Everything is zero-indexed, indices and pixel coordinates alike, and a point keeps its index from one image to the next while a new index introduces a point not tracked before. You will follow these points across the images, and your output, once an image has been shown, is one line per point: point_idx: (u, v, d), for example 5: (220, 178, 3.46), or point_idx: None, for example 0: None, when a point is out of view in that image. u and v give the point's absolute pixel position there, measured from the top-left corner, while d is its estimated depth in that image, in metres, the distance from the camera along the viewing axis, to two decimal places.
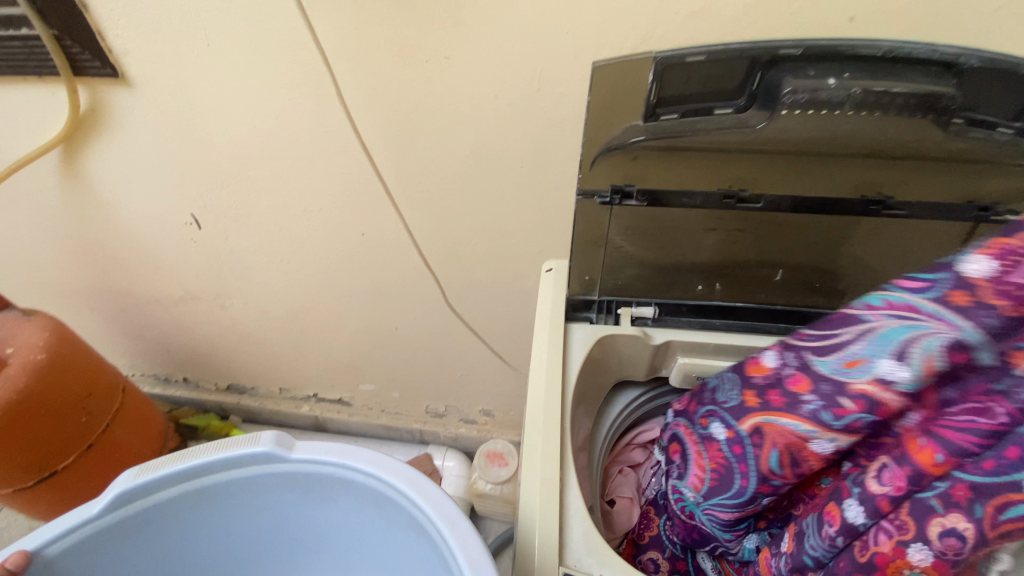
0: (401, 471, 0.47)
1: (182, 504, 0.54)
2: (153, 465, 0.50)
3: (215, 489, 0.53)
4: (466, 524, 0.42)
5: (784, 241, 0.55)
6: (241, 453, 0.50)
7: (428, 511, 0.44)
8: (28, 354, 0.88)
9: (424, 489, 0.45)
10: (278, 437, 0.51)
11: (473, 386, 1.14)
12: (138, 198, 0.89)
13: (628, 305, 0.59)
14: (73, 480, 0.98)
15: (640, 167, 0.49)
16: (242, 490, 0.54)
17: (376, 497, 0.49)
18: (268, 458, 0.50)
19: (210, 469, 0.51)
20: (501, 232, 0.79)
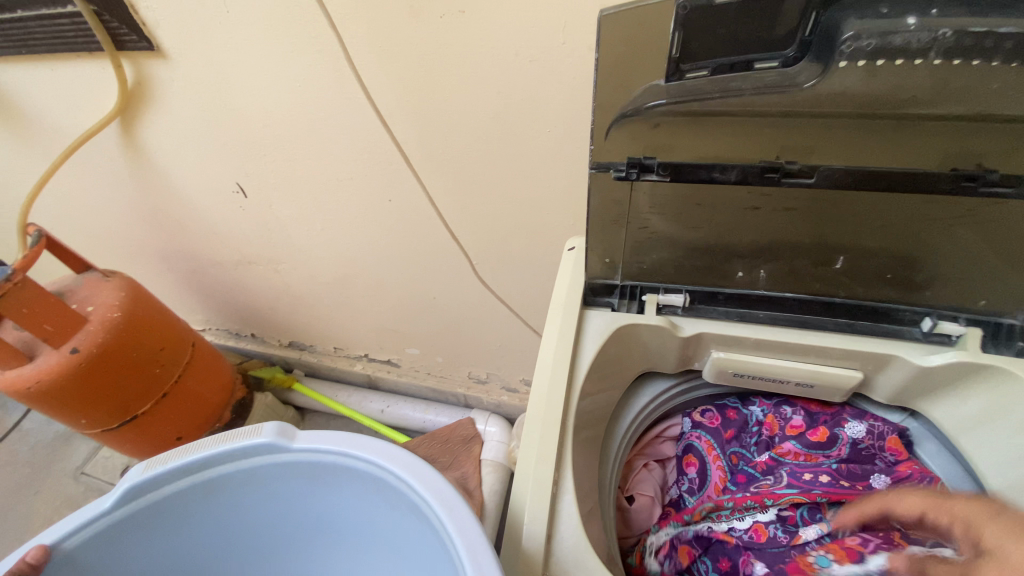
0: (403, 460, 0.46)
1: (189, 497, 0.56)
2: (159, 460, 0.53)
3: (219, 482, 0.55)
4: (468, 515, 0.40)
5: (847, 222, 0.47)
6: (243, 444, 0.52)
7: (426, 496, 0.43)
8: (106, 313, 0.97)
9: (420, 474, 0.45)
10: (279, 428, 0.52)
11: (512, 356, 1.12)
12: (189, 167, 0.92)
13: (655, 292, 0.54)
14: (151, 423, 1.10)
15: (662, 135, 0.44)
16: (247, 479, 0.56)
17: (376, 483, 0.49)
18: (268, 450, 0.52)
19: (213, 462, 0.53)
20: (532, 203, 0.73)
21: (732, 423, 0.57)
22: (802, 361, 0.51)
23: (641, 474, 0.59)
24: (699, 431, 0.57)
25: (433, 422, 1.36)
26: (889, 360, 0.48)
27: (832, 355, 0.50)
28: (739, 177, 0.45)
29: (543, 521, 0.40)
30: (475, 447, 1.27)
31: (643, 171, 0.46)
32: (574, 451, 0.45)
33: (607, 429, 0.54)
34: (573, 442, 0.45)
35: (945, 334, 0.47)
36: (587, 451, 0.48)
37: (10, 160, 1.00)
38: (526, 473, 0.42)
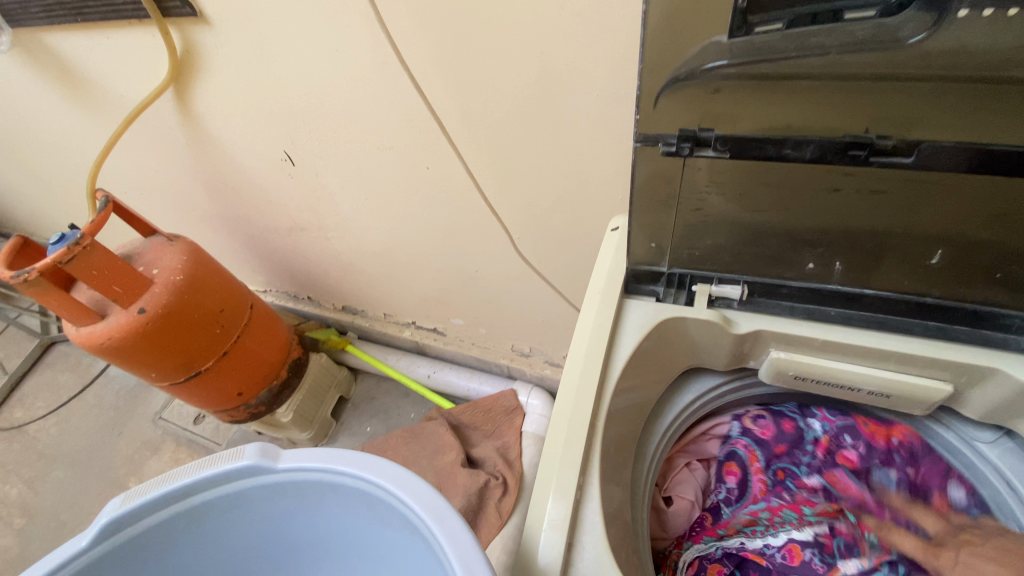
0: (392, 472, 0.44)
1: (174, 529, 0.50)
2: (138, 491, 0.48)
3: (203, 511, 0.50)
4: (460, 527, 0.39)
5: (951, 209, 0.39)
6: (226, 469, 0.47)
7: (416, 509, 0.41)
8: (170, 276, 1.03)
9: (411, 487, 0.43)
10: (263, 448, 0.48)
11: (556, 331, 1.09)
12: (238, 136, 0.93)
13: (707, 283, 0.49)
14: (213, 379, 1.17)
15: (723, 103, 0.38)
16: (234, 506, 0.51)
17: (368, 499, 0.47)
18: (254, 471, 0.48)
19: (196, 489, 0.48)
20: (578, 175, 0.68)
21: (786, 437, 0.53)
22: (878, 367, 0.45)
23: (681, 475, 0.55)
24: (746, 439, 0.54)
25: (476, 391, 1.36)
26: (986, 373, 0.41)
27: (914, 364, 0.43)
28: (816, 154, 0.38)
29: (563, 529, 0.38)
30: (517, 418, 1.27)
31: (697, 145, 0.40)
32: (602, 455, 0.42)
33: (643, 429, 0.50)
34: (602, 445, 0.43)
35: None
36: (617, 454, 0.45)
37: (82, 128, 1.05)
38: (548, 477, 0.40)
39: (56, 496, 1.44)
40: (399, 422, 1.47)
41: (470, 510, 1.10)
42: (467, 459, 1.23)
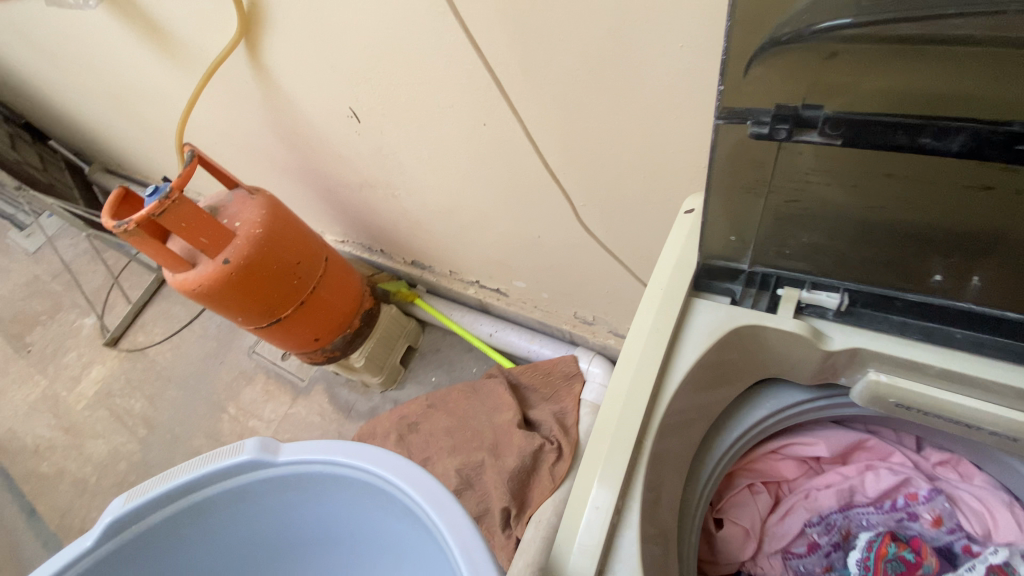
0: (387, 461, 0.47)
1: (175, 529, 0.52)
2: (141, 490, 0.50)
3: (205, 508, 0.52)
4: (458, 509, 0.43)
5: None
6: (226, 465, 0.50)
7: (419, 499, 0.44)
8: (250, 229, 1.08)
9: (410, 476, 0.46)
10: (263, 443, 0.51)
11: (622, 303, 1.02)
12: (306, 91, 0.92)
13: (796, 287, 0.43)
14: (294, 325, 1.24)
15: (837, 72, 0.32)
16: (236, 502, 0.52)
17: (368, 489, 0.49)
18: (256, 466, 0.50)
19: (199, 485, 0.50)
20: (653, 139, 0.59)
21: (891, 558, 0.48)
22: (1008, 406, 0.37)
23: (739, 498, 0.54)
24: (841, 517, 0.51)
25: (537, 353, 1.34)
26: None
27: None
28: (966, 147, 0.31)
29: (595, 556, 0.36)
30: (576, 385, 1.24)
31: (799, 127, 0.34)
32: (646, 477, 0.39)
33: (703, 441, 0.47)
34: (647, 466, 0.39)
35: None
36: (665, 471, 0.42)
37: (173, 82, 1.11)
38: (583, 496, 0.38)
39: (170, 412, 1.66)
40: (462, 375, 1.50)
41: (523, 471, 1.12)
42: (524, 420, 1.23)
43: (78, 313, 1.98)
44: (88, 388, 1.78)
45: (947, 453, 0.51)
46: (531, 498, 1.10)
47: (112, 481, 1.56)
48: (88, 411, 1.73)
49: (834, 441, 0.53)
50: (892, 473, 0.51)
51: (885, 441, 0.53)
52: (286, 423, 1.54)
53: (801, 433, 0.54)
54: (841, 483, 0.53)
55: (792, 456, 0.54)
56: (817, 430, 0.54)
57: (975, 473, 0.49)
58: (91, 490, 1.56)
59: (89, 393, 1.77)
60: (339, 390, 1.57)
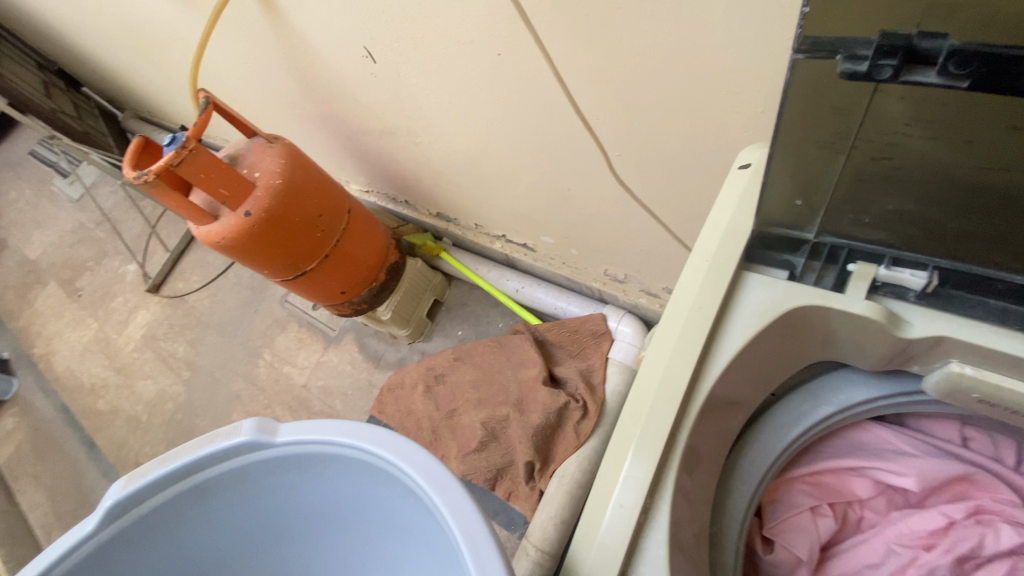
0: (386, 439, 0.45)
1: (179, 507, 0.52)
2: (141, 473, 0.50)
3: (208, 488, 0.52)
4: (461, 494, 0.41)
5: None
6: (224, 446, 0.49)
7: (420, 482, 0.42)
8: (270, 179, 1.05)
9: (411, 456, 0.44)
10: (260, 424, 0.50)
11: (656, 261, 0.96)
12: (319, 29, 0.85)
13: (872, 262, 0.37)
14: (321, 278, 1.23)
15: None
16: (238, 480, 0.52)
17: (368, 468, 0.48)
18: (253, 446, 0.49)
19: (198, 467, 0.50)
20: (703, 80, 0.52)
21: None
22: None
23: (799, 520, 0.50)
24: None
25: (565, 311, 1.30)
26: None
27: None
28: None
29: (619, 558, 0.34)
30: (605, 343, 1.19)
31: (908, 65, 0.26)
32: (677, 476, 0.36)
33: (744, 425, 0.46)
34: (680, 461, 0.36)
35: None
36: (698, 466, 0.39)
37: (185, 23, 1.05)
38: (607, 493, 0.36)
39: (209, 357, 1.72)
40: (488, 331, 1.48)
41: (548, 427, 1.10)
42: (550, 376, 1.20)
43: (121, 259, 2.04)
44: (135, 332, 1.86)
45: None
46: (555, 454, 1.09)
47: (161, 420, 1.65)
48: (136, 352, 1.81)
49: (931, 474, 0.47)
50: (1014, 529, 0.45)
51: (989, 470, 0.47)
52: (318, 371, 1.58)
53: (884, 456, 0.49)
54: (941, 522, 0.47)
55: (871, 477, 0.50)
56: (905, 457, 0.48)
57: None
58: (143, 427, 1.66)
59: (136, 336, 1.85)
60: (367, 340, 1.58)
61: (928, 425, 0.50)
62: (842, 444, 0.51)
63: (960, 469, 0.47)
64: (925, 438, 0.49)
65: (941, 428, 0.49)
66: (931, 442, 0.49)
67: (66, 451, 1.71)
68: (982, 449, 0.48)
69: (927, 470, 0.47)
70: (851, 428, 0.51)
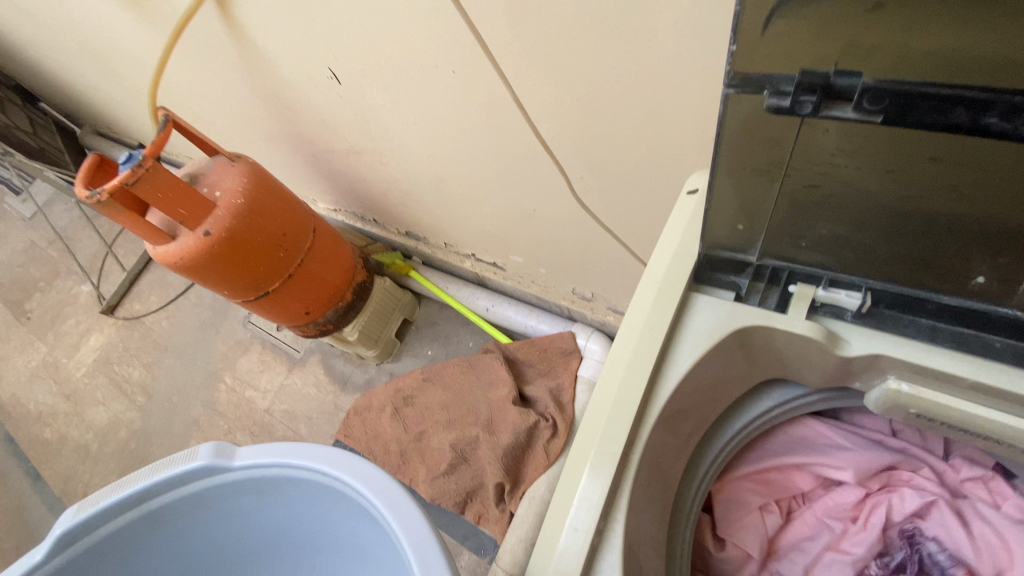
0: (345, 461, 0.44)
1: (132, 537, 0.49)
2: (91, 501, 0.47)
3: (162, 515, 0.49)
4: (416, 514, 0.40)
5: None
6: (179, 471, 0.47)
7: (377, 503, 0.41)
8: (231, 199, 1.03)
9: (367, 477, 0.43)
10: (217, 447, 0.48)
11: (621, 280, 0.97)
12: (282, 49, 0.85)
13: (811, 284, 0.38)
14: (285, 298, 1.20)
15: (883, 27, 0.26)
16: (195, 506, 0.50)
17: (326, 490, 0.46)
18: (209, 471, 0.47)
19: (152, 493, 0.48)
20: (656, 107, 0.54)
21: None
22: None
23: (748, 520, 0.50)
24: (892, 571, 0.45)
25: (534, 329, 1.30)
26: None
27: None
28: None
29: None
30: (574, 362, 1.20)
31: (827, 100, 0.29)
32: (631, 496, 0.36)
33: (700, 444, 0.46)
34: (633, 483, 0.36)
35: None
36: (653, 485, 0.39)
37: (145, 40, 1.04)
38: (561, 516, 0.35)
39: (166, 381, 1.65)
40: (458, 350, 1.47)
41: (518, 448, 1.09)
42: (520, 396, 1.19)
43: (75, 279, 1.95)
44: (86, 356, 1.77)
45: (983, 468, 0.46)
46: (525, 475, 1.08)
47: (113, 448, 1.57)
48: (87, 377, 1.72)
49: (863, 463, 0.48)
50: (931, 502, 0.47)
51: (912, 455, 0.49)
52: (281, 395, 1.53)
53: (822, 450, 0.50)
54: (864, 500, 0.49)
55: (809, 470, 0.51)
56: (841, 449, 0.49)
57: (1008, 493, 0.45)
58: (93, 457, 1.57)
59: (87, 360, 1.76)
60: (334, 361, 1.55)
61: (860, 417, 0.51)
62: (783, 440, 0.51)
63: (888, 457, 0.48)
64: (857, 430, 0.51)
65: (871, 420, 0.51)
66: (861, 431, 0.50)
67: (8, 484, 1.61)
68: (910, 438, 0.50)
69: (859, 459, 0.48)
70: (790, 422, 0.51)
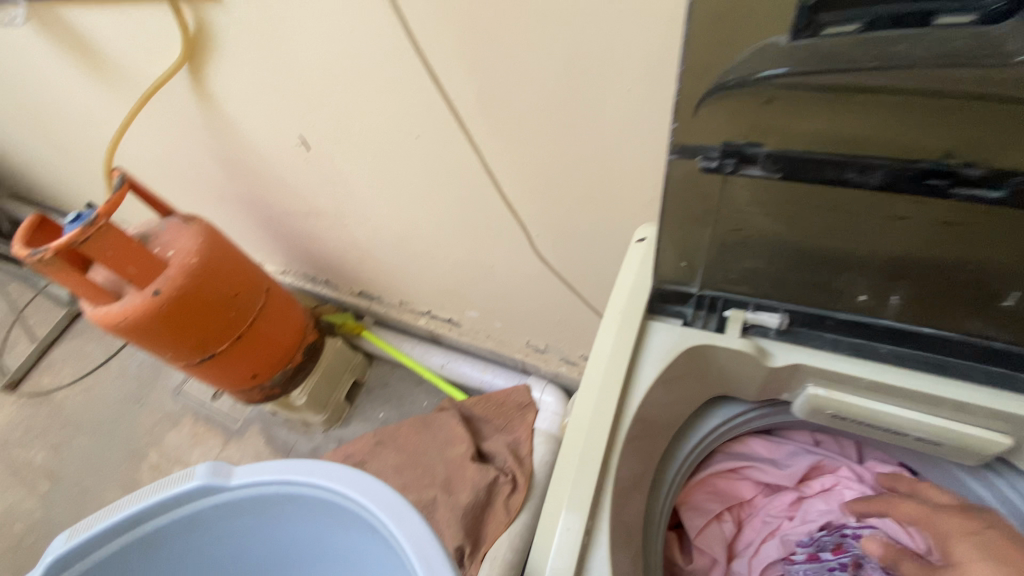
0: (347, 477, 0.48)
1: (143, 547, 0.54)
2: (98, 517, 0.51)
3: (170, 528, 0.54)
4: (415, 518, 0.44)
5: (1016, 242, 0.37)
6: (181, 489, 0.51)
7: (376, 511, 0.45)
8: (185, 258, 1.01)
9: (369, 489, 0.46)
10: (214, 467, 0.52)
11: (574, 331, 1.04)
12: (253, 117, 0.90)
13: (741, 308, 0.47)
14: (231, 360, 1.16)
15: (775, 113, 0.36)
16: (198, 521, 0.54)
17: (325, 505, 0.51)
18: (208, 489, 0.52)
19: (156, 511, 0.52)
20: (605, 172, 0.64)
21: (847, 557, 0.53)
22: (921, 411, 0.42)
23: (709, 528, 0.57)
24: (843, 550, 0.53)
25: (490, 384, 1.33)
26: None
27: (974, 413, 0.40)
28: (884, 181, 0.37)
29: None
30: (529, 414, 1.23)
31: (743, 162, 0.39)
32: (613, 498, 0.41)
33: (666, 451, 0.51)
34: (614, 486, 0.41)
35: None
36: (629, 492, 0.44)
37: (104, 104, 1.05)
38: (554, 520, 0.39)
39: (79, 462, 1.48)
40: (412, 410, 1.46)
41: (478, 506, 1.08)
42: (477, 453, 1.19)
43: None
44: None
45: (890, 466, 0.56)
46: (486, 534, 1.06)
47: (5, 546, 1.36)
48: None
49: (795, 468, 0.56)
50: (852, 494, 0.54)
51: (834, 458, 0.57)
52: None
53: (762, 459, 0.57)
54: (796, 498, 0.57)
55: (751, 478, 0.57)
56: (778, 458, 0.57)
57: None
58: None
59: None
60: (277, 430, 1.47)
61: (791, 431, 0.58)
62: (730, 454, 0.58)
63: (815, 461, 0.56)
64: (788, 441, 0.58)
65: (799, 433, 0.58)
66: (791, 442, 0.58)
67: None
68: (830, 447, 0.58)
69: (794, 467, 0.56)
70: (737, 440, 0.58)
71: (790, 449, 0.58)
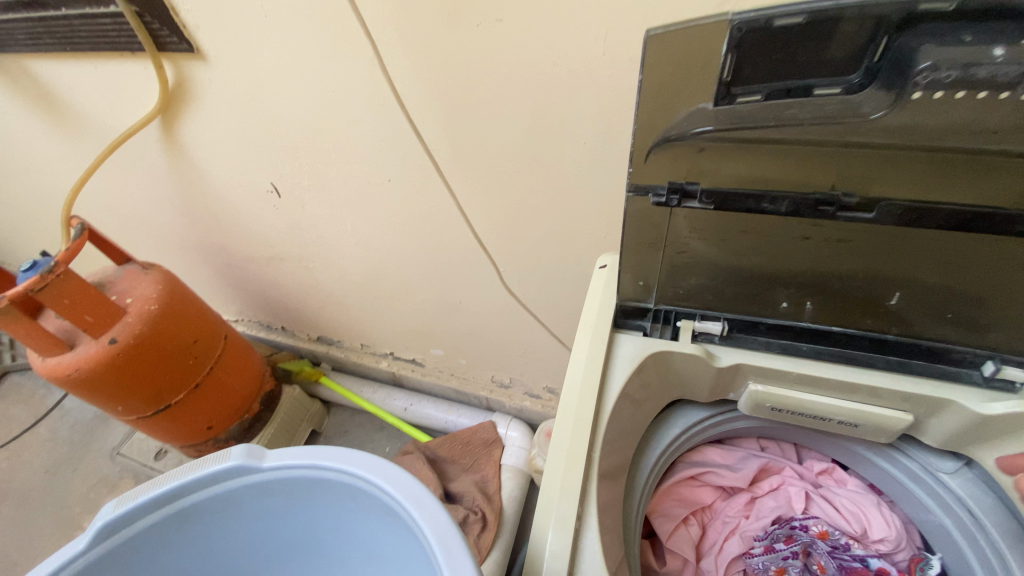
0: (367, 463, 0.47)
1: (163, 534, 0.50)
2: (131, 496, 0.48)
3: (193, 514, 0.51)
4: (436, 507, 0.42)
5: (891, 255, 0.47)
6: (213, 470, 0.49)
7: (396, 495, 0.44)
8: (144, 305, 1.00)
9: (391, 477, 0.45)
10: (249, 449, 0.50)
11: (537, 362, 1.10)
12: (224, 164, 0.93)
13: (690, 318, 0.56)
14: (185, 412, 1.12)
15: (704, 159, 0.45)
16: (221, 508, 0.52)
17: (350, 492, 0.49)
18: (241, 471, 0.50)
19: (185, 492, 0.49)
20: (565, 211, 0.72)
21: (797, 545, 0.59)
22: (837, 398, 0.52)
23: (678, 532, 0.61)
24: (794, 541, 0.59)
25: (454, 424, 1.34)
26: (942, 404, 0.48)
27: (882, 397, 0.50)
28: (789, 208, 0.46)
29: (566, 560, 0.41)
30: (496, 451, 1.25)
31: (684, 197, 0.47)
32: (598, 488, 0.45)
33: (635, 456, 0.56)
34: (598, 476, 0.46)
35: (1008, 380, 0.47)
36: (610, 485, 0.49)
37: (62, 153, 1.04)
38: (548, 509, 0.43)
39: None
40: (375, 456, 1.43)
41: None
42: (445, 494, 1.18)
43: None
44: None
45: (824, 463, 0.64)
46: None
47: None
48: None
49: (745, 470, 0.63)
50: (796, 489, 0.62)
51: (777, 459, 0.65)
52: None
53: (717, 464, 0.64)
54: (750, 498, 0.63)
55: (710, 484, 0.64)
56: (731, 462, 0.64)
57: (847, 479, 0.62)
58: None
59: None
60: None
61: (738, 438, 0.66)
62: (690, 463, 0.64)
63: (762, 463, 0.64)
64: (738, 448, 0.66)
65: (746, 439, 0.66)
66: (740, 448, 0.66)
67: None
68: (774, 451, 0.66)
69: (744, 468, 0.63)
70: (693, 449, 0.65)
71: (740, 454, 0.65)
